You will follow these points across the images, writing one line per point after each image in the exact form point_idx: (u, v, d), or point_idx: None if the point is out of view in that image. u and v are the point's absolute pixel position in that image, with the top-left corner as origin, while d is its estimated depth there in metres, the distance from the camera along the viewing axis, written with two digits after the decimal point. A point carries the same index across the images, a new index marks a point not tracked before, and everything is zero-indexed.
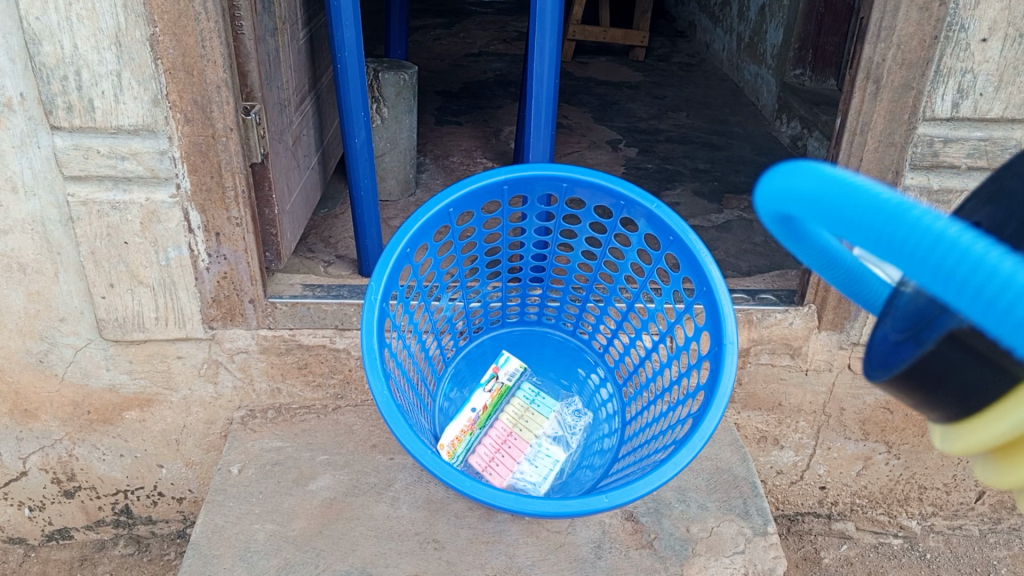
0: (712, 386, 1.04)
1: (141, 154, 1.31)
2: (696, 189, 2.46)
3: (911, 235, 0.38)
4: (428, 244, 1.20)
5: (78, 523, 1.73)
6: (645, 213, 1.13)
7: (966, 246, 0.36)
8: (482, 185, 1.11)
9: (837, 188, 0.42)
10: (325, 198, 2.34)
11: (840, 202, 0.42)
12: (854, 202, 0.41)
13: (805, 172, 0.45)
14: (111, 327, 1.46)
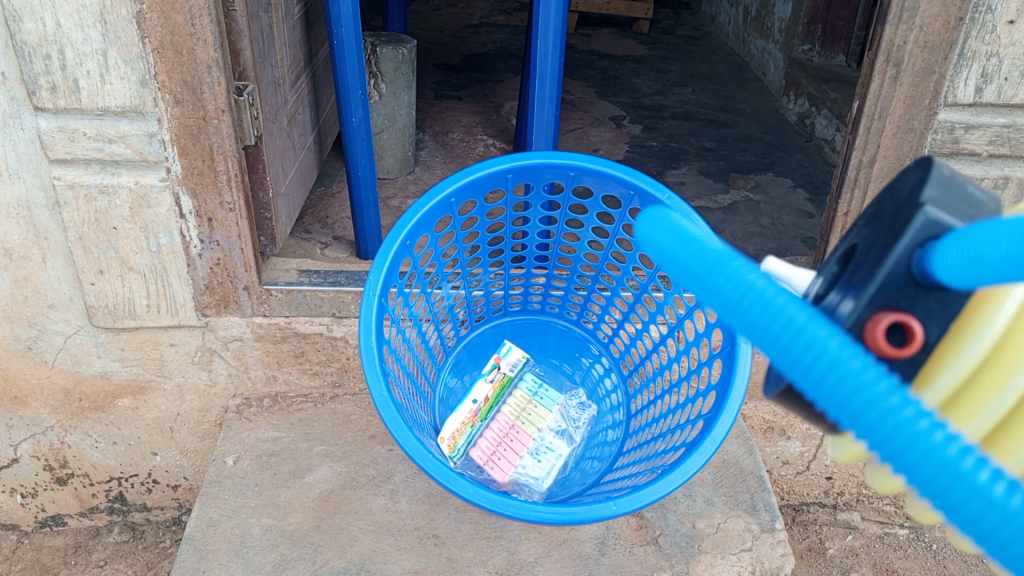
0: (724, 386, 1.00)
1: (129, 137, 1.26)
2: (702, 168, 2.41)
3: (757, 306, 0.40)
4: (428, 234, 1.16)
5: (71, 510, 1.70)
6: (655, 207, 1.08)
7: (817, 333, 0.38)
8: (486, 174, 1.07)
9: (693, 241, 0.46)
10: (323, 177, 2.28)
11: (693, 260, 0.45)
12: (715, 263, 0.43)
13: (679, 224, 0.49)
14: (101, 314, 1.41)
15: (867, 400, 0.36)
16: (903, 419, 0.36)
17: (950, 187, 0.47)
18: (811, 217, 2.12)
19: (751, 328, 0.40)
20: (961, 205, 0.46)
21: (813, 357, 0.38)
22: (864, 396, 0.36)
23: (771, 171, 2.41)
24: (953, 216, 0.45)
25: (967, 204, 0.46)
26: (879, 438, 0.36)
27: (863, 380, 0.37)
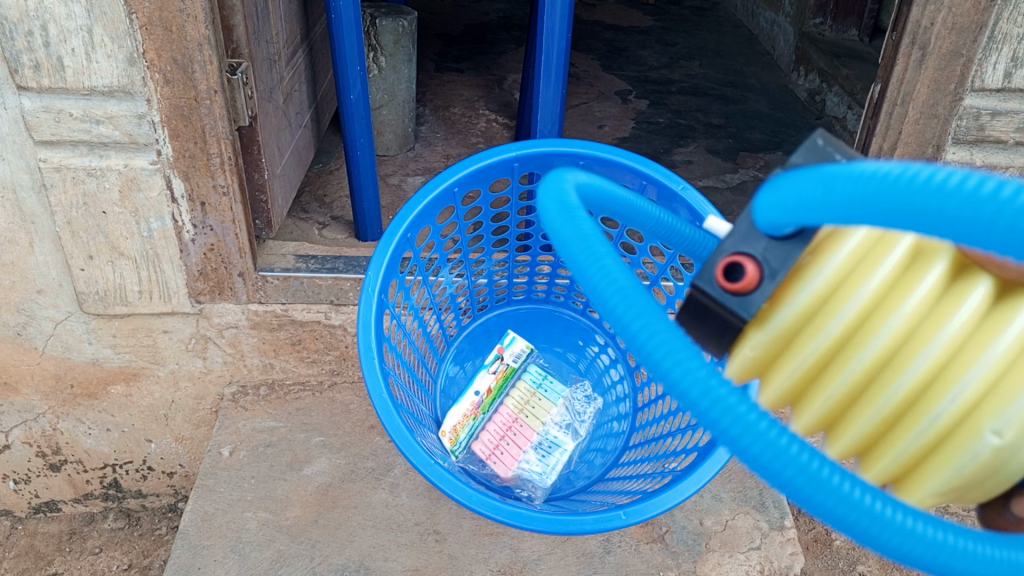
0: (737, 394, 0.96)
1: (117, 118, 1.20)
2: (710, 146, 2.35)
3: (620, 300, 0.48)
4: (431, 224, 1.11)
5: (65, 496, 1.67)
6: (666, 200, 1.03)
7: (669, 333, 0.46)
8: (493, 163, 1.02)
9: (565, 207, 0.55)
10: (320, 153, 2.23)
11: (563, 231, 0.54)
12: (582, 236, 0.52)
13: (553, 182, 0.59)
14: (91, 300, 1.37)
15: (713, 399, 0.44)
16: (740, 411, 0.44)
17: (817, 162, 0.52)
18: None
19: (614, 319, 0.48)
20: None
21: (664, 351, 0.45)
22: (668, 355, 0.45)
23: (781, 149, 2.35)
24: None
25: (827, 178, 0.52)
26: (723, 430, 0.44)
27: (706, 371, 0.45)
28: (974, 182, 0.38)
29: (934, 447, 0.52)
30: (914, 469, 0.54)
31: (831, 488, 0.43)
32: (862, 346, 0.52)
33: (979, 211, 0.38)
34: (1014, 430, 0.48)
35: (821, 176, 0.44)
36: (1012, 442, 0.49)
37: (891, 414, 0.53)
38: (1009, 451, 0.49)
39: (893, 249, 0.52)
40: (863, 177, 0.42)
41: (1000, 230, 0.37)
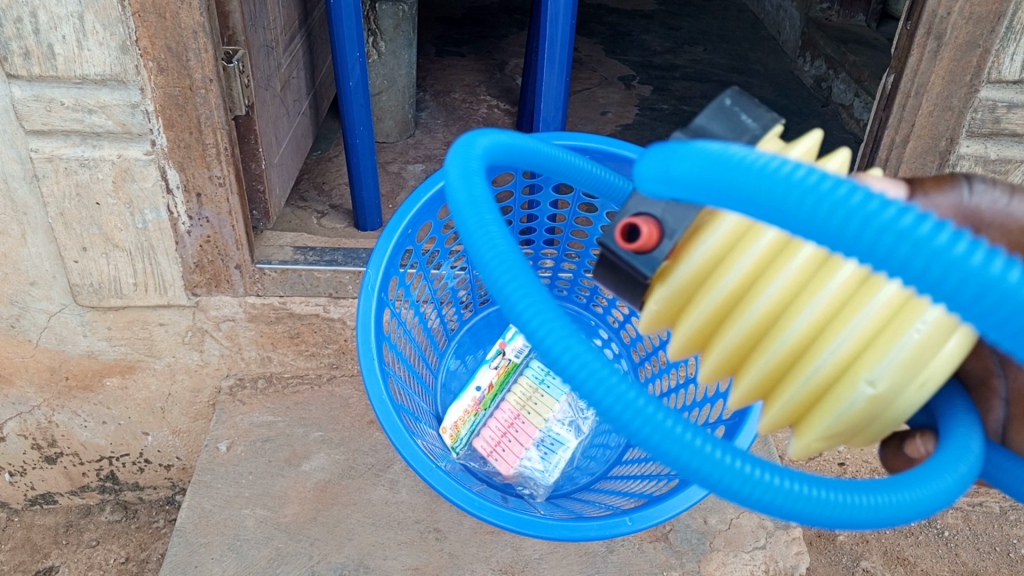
0: None
1: (110, 107, 1.17)
2: None
3: (507, 272, 0.52)
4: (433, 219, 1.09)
5: (61, 488, 1.65)
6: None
7: (539, 297, 0.51)
8: None
9: (465, 173, 0.60)
10: (319, 139, 2.20)
11: (461, 196, 0.58)
12: (474, 203, 0.57)
13: (462, 148, 0.65)
14: (86, 293, 1.34)
15: (581, 365, 0.49)
16: (614, 382, 0.49)
17: (724, 116, 0.63)
18: None
19: (497, 284, 0.52)
20: (724, 128, 0.63)
21: (546, 325, 0.50)
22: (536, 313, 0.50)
23: (787, 137, 2.32)
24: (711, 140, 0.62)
25: (731, 129, 0.63)
26: (598, 401, 0.49)
27: (584, 342, 0.50)
28: (838, 191, 0.41)
29: (815, 394, 0.61)
30: (806, 414, 0.63)
31: (699, 452, 0.49)
32: (755, 297, 0.62)
33: (842, 217, 0.41)
34: (885, 378, 0.57)
35: (707, 152, 0.46)
36: (883, 391, 0.57)
37: (782, 364, 0.62)
38: (882, 398, 0.57)
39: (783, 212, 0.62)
40: (741, 164, 0.44)
41: (853, 238, 0.41)
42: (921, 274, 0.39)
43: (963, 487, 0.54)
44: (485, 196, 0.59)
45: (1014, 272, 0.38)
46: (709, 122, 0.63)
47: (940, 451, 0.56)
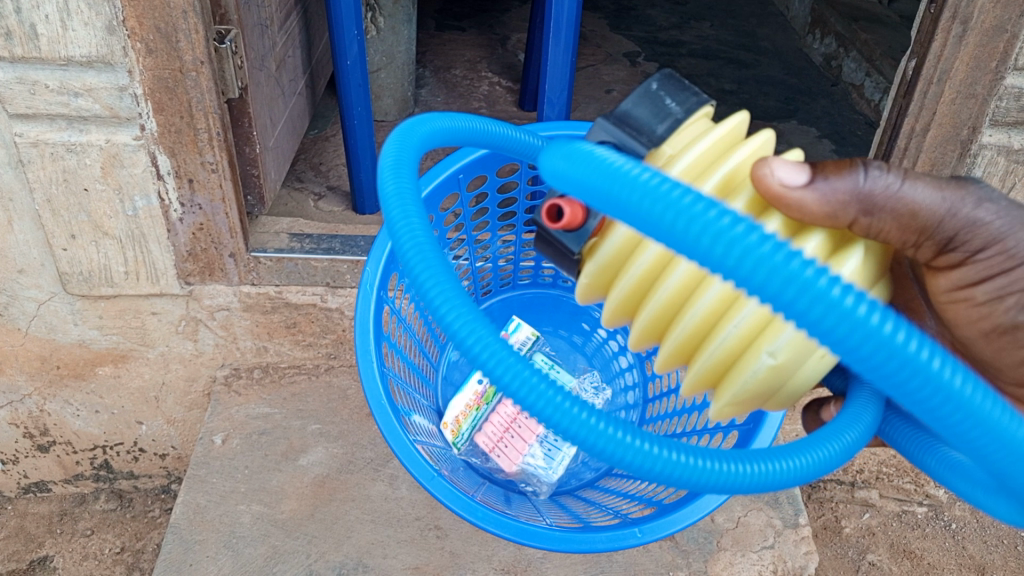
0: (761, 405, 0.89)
1: (97, 91, 1.12)
2: (722, 114, 2.27)
3: (424, 265, 0.58)
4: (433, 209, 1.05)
5: (55, 477, 1.62)
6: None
7: (451, 286, 0.57)
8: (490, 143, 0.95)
9: (395, 166, 0.65)
10: (317, 118, 2.14)
11: (389, 187, 0.63)
12: (400, 195, 0.62)
13: (400, 133, 0.69)
14: (75, 281, 1.30)
15: (484, 345, 0.55)
16: (516, 369, 0.55)
17: (649, 101, 0.73)
18: None
19: (414, 273, 0.58)
20: (647, 113, 0.72)
21: (457, 316, 0.55)
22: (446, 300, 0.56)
23: (795, 118, 2.26)
24: (633, 129, 0.72)
25: (655, 115, 0.72)
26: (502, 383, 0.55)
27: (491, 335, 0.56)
28: (701, 209, 0.46)
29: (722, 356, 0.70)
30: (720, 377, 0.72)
31: (595, 429, 0.55)
32: (667, 275, 0.71)
33: (698, 229, 0.46)
34: (785, 353, 0.66)
35: (594, 163, 0.51)
36: (783, 362, 0.67)
37: (696, 329, 0.71)
38: (782, 368, 0.67)
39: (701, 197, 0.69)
40: (621, 173, 0.49)
41: (714, 253, 0.46)
42: (771, 289, 0.45)
43: (849, 455, 0.63)
44: (411, 188, 0.64)
45: (846, 291, 0.45)
46: (634, 107, 0.73)
47: (837, 419, 0.66)
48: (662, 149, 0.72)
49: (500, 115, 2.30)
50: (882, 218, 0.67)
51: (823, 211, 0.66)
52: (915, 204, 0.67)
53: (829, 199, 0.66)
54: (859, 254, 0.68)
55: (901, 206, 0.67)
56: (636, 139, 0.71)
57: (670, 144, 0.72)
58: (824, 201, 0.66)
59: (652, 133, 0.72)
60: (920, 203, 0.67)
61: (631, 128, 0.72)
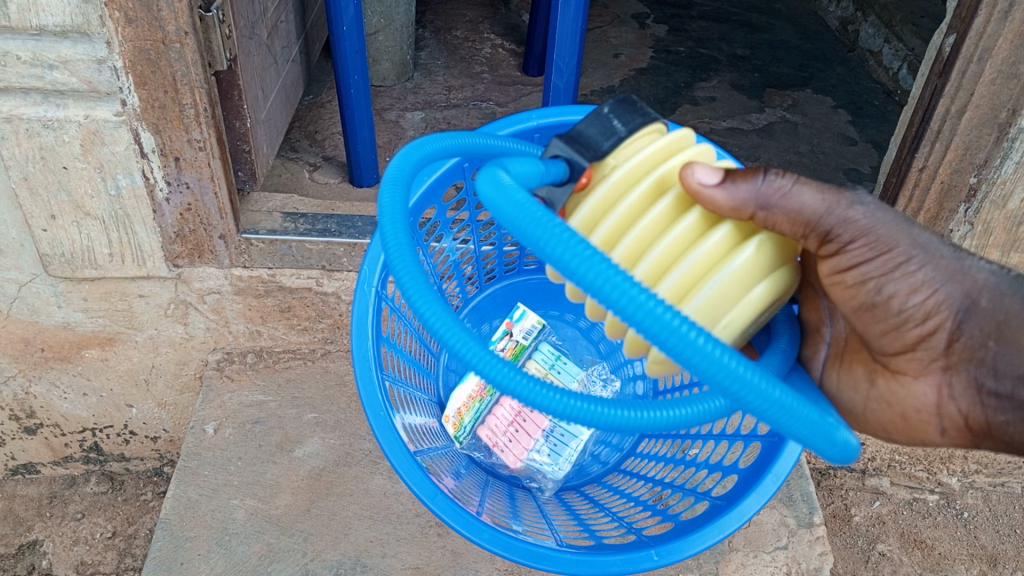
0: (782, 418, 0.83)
1: (73, 63, 1.04)
2: (734, 81, 2.18)
3: (406, 271, 0.61)
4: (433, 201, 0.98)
5: (44, 459, 1.57)
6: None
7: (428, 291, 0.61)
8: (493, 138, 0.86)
9: (393, 182, 0.66)
10: (311, 83, 2.05)
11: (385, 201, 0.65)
12: (393, 207, 0.64)
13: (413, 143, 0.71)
14: (57, 263, 1.24)
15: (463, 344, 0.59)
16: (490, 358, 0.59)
17: (598, 121, 0.78)
18: (854, 145, 1.92)
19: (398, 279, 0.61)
20: (595, 131, 0.77)
21: (430, 309, 0.59)
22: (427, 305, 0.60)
23: (810, 86, 2.18)
24: (580, 145, 0.77)
25: (602, 133, 0.77)
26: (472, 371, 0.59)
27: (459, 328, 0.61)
28: (588, 252, 0.54)
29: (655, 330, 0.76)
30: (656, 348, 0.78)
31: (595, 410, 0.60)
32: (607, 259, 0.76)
33: (602, 287, 0.53)
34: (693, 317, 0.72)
35: (524, 210, 0.56)
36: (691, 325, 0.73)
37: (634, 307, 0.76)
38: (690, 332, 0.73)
39: (633, 192, 0.76)
40: (529, 208, 0.57)
41: (595, 288, 0.53)
42: (629, 317, 0.53)
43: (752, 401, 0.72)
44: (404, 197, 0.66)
45: (698, 331, 0.53)
46: (586, 127, 0.78)
47: None
48: (606, 161, 0.78)
49: (502, 80, 2.20)
50: (774, 214, 0.71)
51: (728, 206, 0.71)
52: (810, 205, 0.70)
53: (733, 197, 0.70)
54: (756, 244, 0.72)
55: (800, 207, 0.70)
56: (582, 154, 0.76)
57: (614, 157, 0.78)
58: (732, 198, 0.70)
59: (599, 150, 0.77)
60: (813, 205, 0.70)
61: (579, 145, 0.77)
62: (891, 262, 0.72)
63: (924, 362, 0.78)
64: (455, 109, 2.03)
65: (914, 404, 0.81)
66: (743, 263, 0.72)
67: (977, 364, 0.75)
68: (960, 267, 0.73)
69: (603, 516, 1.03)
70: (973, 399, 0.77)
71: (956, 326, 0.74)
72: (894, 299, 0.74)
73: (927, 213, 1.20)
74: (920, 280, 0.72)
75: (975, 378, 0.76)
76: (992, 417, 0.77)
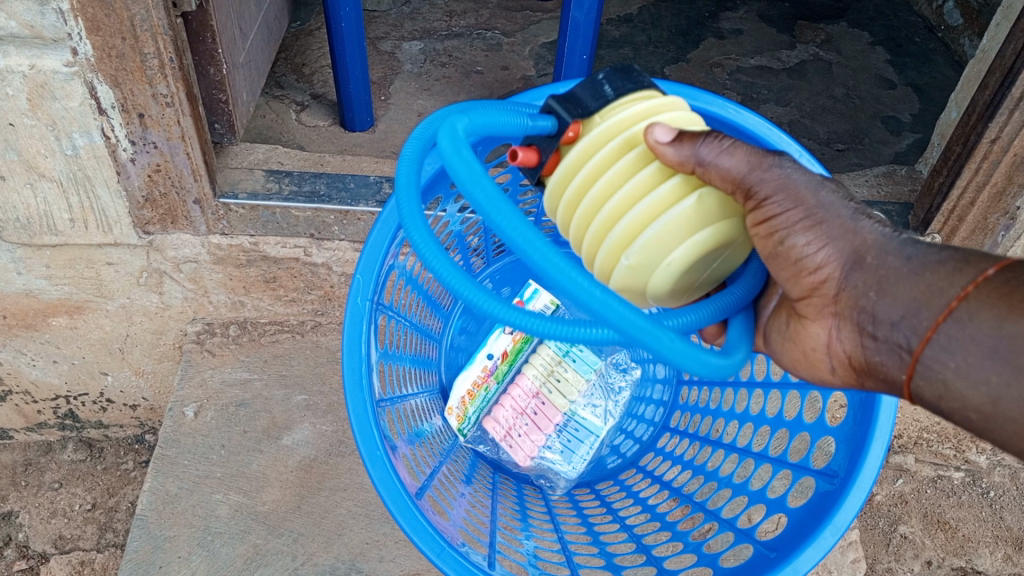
0: (843, 458, 0.74)
1: (10, 4, 0.88)
2: (763, 11, 1.99)
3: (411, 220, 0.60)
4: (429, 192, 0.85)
5: (16, 425, 1.48)
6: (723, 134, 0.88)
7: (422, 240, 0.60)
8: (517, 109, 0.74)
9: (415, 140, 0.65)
10: (299, 7, 1.86)
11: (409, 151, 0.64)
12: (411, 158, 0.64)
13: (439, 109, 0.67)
14: (13, 229, 1.10)
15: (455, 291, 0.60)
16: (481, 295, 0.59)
17: (589, 83, 0.69)
18: (894, 89, 1.75)
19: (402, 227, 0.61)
20: (586, 93, 0.68)
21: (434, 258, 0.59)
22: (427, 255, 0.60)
23: (846, 18, 1.99)
24: (571, 103, 0.68)
25: (593, 95, 0.68)
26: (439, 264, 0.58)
27: (426, 233, 0.60)
28: (502, 200, 0.54)
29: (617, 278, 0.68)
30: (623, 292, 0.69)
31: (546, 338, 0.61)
32: (586, 200, 0.67)
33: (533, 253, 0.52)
34: (638, 255, 0.65)
35: (476, 179, 0.55)
36: (639, 266, 0.66)
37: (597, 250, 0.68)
38: (637, 273, 0.66)
39: (608, 144, 0.66)
40: (461, 141, 0.58)
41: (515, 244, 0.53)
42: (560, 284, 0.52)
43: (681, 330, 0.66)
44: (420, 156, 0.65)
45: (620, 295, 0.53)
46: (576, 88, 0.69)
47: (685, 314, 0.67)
48: (593, 118, 0.67)
49: (509, 5, 2.01)
50: (713, 173, 0.62)
51: (676, 161, 0.62)
52: (738, 165, 0.61)
53: (677, 151, 0.61)
54: (703, 196, 0.64)
55: (731, 166, 0.61)
56: (570, 110, 0.67)
57: (602, 114, 0.67)
58: (679, 153, 0.61)
59: (587, 108, 0.67)
60: (740, 166, 0.61)
61: (569, 102, 0.68)
62: (795, 214, 0.61)
63: (818, 305, 0.64)
64: (457, 39, 1.84)
65: (809, 342, 0.67)
66: (686, 211, 0.64)
67: (858, 311, 0.60)
68: (854, 225, 0.60)
69: (607, 516, 0.97)
70: (856, 340, 0.62)
71: (841, 277, 0.60)
72: (793, 250, 0.62)
73: (994, 187, 1.06)
74: (814, 224, 0.61)
75: (855, 323, 0.60)
76: (872, 361, 0.62)
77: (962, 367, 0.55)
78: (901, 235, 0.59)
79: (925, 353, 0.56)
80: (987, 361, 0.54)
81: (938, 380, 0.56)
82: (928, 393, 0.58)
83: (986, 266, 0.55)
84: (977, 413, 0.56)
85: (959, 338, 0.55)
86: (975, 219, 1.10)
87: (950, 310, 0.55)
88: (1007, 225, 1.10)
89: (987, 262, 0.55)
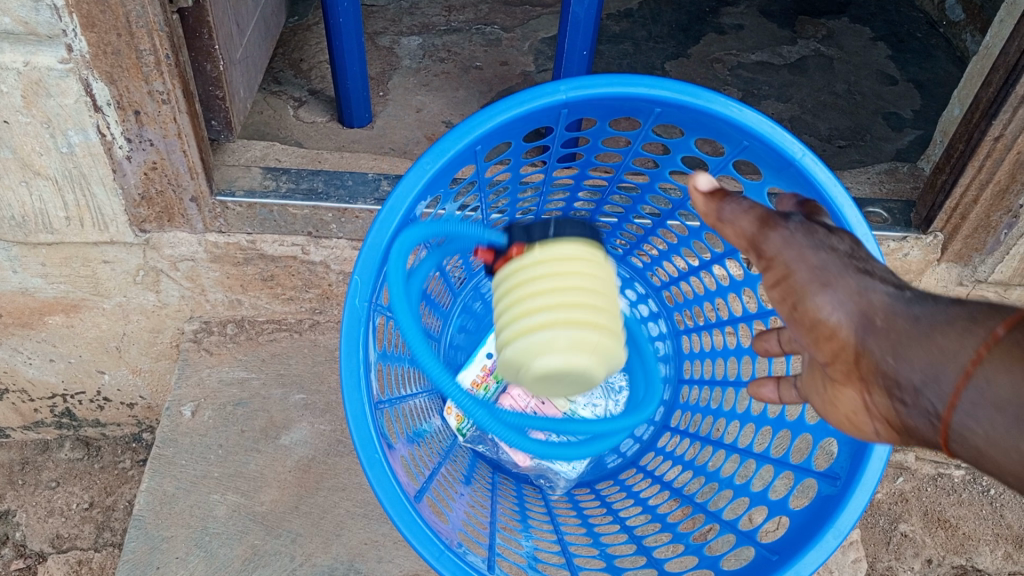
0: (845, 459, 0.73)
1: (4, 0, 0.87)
2: (763, 6, 1.98)
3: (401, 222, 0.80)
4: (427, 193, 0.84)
5: (13, 423, 1.47)
6: (722, 132, 0.86)
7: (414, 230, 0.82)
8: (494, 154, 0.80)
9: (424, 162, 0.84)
10: (296, 2, 1.85)
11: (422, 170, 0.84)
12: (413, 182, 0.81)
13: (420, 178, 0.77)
14: (8, 227, 1.09)
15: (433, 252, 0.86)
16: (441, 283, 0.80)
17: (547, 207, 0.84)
18: (895, 85, 1.75)
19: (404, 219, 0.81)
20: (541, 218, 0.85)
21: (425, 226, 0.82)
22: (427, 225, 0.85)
23: (847, 13, 1.98)
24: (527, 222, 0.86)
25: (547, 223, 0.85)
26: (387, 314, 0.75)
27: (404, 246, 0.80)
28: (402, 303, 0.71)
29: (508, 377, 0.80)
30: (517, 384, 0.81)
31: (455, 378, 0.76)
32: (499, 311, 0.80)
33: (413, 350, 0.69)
34: (504, 364, 0.77)
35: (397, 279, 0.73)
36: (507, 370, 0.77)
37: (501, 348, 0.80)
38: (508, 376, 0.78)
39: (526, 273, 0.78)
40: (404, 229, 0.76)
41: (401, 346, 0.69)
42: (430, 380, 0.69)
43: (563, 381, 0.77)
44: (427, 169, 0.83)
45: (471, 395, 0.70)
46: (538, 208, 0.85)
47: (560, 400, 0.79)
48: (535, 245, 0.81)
49: None
50: (732, 229, 0.70)
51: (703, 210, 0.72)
52: (750, 225, 0.68)
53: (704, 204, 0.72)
54: (554, 338, 0.73)
55: (743, 226, 0.68)
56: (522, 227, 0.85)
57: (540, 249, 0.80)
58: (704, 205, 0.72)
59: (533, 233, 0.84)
60: (752, 228, 0.68)
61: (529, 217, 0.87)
62: (805, 274, 0.63)
63: (845, 369, 0.62)
64: (456, 34, 1.83)
65: (849, 405, 0.65)
66: (538, 338, 0.73)
67: (881, 376, 0.58)
68: (861, 286, 0.60)
69: (607, 517, 0.96)
70: (889, 404, 0.59)
71: (858, 342, 0.59)
72: (810, 311, 0.62)
73: (997, 185, 1.05)
74: (821, 285, 0.61)
75: (882, 388, 0.58)
76: (908, 424, 0.58)
77: (990, 433, 0.51)
78: (908, 295, 0.58)
79: (952, 418, 0.53)
80: (1010, 427, 0.50)
81: (970, 447, 0.52)
82: (963, 456, 0.53)
83: (995, 326, 0.51)
84: (1012, 477, 0.50)
85: (981, 404, 0.51)
86: (977, 217, 1.09)
87: (968, 374, 0.52)
88: (1010, 223, 1.09)
89: (996, 321, 0.52)
